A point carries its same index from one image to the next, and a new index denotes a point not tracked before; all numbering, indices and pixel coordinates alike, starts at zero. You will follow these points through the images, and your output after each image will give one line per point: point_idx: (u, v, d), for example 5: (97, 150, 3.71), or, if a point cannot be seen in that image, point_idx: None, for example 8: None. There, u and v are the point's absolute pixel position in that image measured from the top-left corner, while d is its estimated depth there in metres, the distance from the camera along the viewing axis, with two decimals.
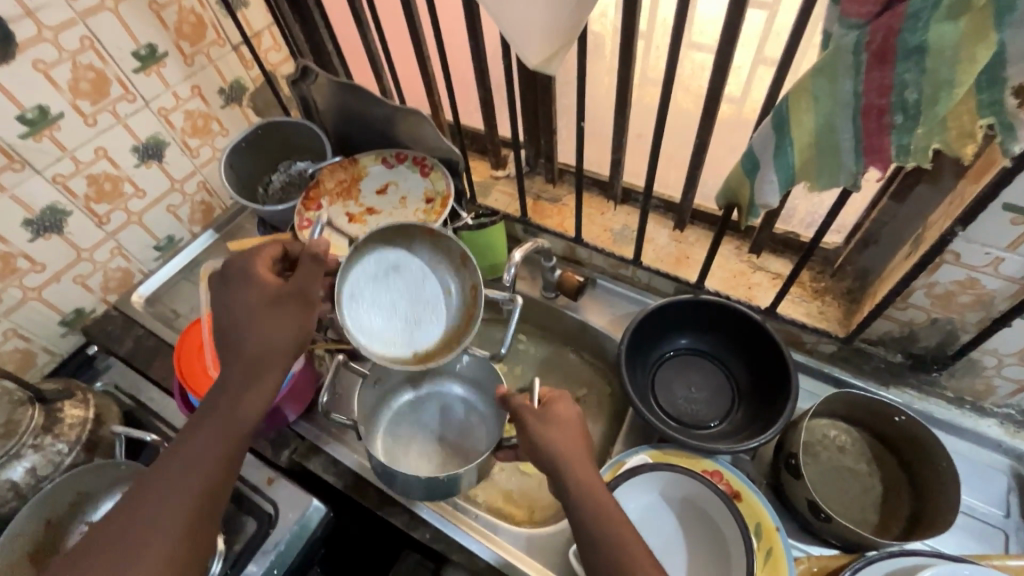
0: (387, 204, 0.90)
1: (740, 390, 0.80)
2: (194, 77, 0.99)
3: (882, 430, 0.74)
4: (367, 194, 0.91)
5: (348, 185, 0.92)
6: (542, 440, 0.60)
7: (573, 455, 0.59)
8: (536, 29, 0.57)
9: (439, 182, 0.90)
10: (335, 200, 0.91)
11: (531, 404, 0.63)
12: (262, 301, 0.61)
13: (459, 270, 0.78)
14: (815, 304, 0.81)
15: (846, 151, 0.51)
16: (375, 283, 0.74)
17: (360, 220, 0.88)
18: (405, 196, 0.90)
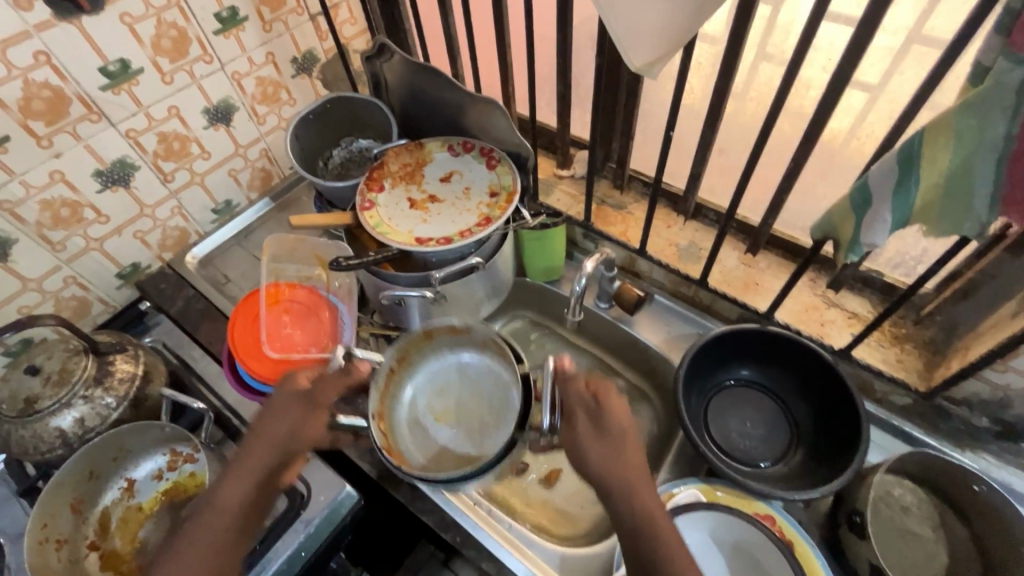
0: (450, 192, 0.87)
1: (800, 432, 0.76)
2: (270, 44, 0.98)
3: (955, 496, 0.68)
4: (430, 180, 0.89)
5: (412, 169, 0.90)
6: (591, 446, 0.59)
7: (621, 462, 0.58)
8: (645, 29, 0.53)
9: (506, 177, 0.87)
10: (398, 183, 0.88)
11: (584, 397, 0.62)
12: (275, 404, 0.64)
13: (497, 353, 0.80)
14: (893, 350, 0.76)
15: (980, 197, 0.46)
16: (432, 396, 0.82)
17: (422, 206, 0.85)
18: (469, 187, 0.87)
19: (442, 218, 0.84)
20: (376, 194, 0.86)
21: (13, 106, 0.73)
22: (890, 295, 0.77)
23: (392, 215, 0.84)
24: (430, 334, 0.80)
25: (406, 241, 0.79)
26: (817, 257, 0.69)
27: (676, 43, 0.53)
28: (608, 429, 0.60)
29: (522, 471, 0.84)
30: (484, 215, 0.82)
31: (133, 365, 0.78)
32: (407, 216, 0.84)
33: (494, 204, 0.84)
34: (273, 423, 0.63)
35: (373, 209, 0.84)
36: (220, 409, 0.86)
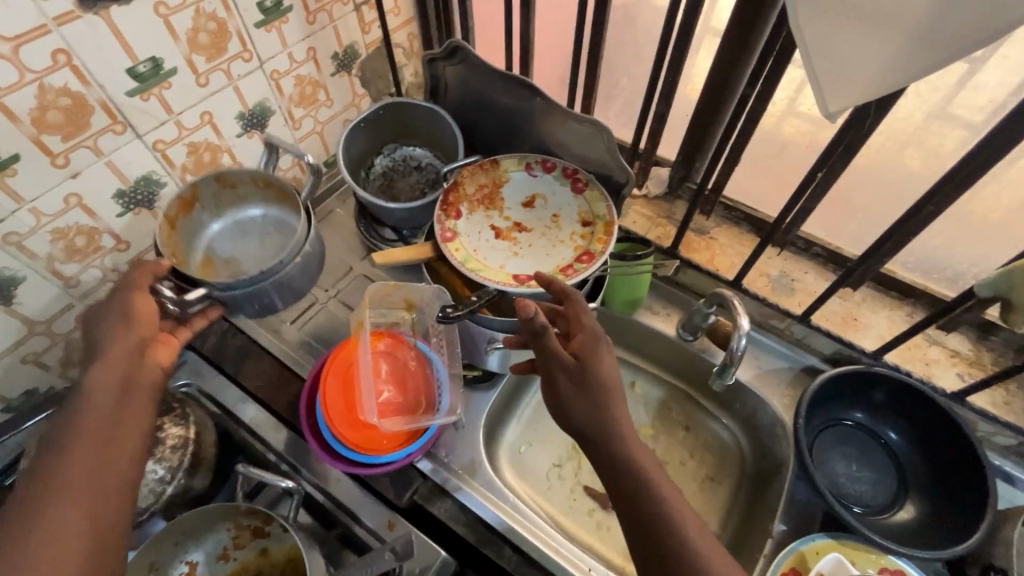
0: (535, 220, 0.79)
1: (907, 476, 0.74)
2: (313, 38, 0.85)
3: None
4: (511, 206, 0.80)
5: (491, 191, 0.81)
6: (572, 401, 0.57)
7: (612, 419, 0.55)
8: (852, 69, 0.46)
9: (599, 205, 0.78)
10: (476, 208, 0.79)
11: (563, 357, 0.57)
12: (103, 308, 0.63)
13: (229, 188, 0.82)
14: (999, 392, 0.75)
15: None
16: (214, 257, 0.82)
17: (508, 237, 0.77)
18: (556, 214, 0.79)
19: (534, 253, 0.76)
20: (454, 221, 0.77)
21: (26, 119, 0.59)
22: (993, 333, 0.77)
23: (477, 248, 0.75)
24: (173, 221, 0.77)
25: (503, 282, 0.71)
26: (971, 301, 0.66)
27: (882, 87, 0.46)
28: (590, 386, 0.56)
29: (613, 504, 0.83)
30: (581, 249, 0.75)
31: (185, 429, 0.71)
32: (494, 249, 0.76)
33: (591, 236, 0.76)
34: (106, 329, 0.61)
35: (456, 239, 0.75)
36: (276, 463, 0.74)
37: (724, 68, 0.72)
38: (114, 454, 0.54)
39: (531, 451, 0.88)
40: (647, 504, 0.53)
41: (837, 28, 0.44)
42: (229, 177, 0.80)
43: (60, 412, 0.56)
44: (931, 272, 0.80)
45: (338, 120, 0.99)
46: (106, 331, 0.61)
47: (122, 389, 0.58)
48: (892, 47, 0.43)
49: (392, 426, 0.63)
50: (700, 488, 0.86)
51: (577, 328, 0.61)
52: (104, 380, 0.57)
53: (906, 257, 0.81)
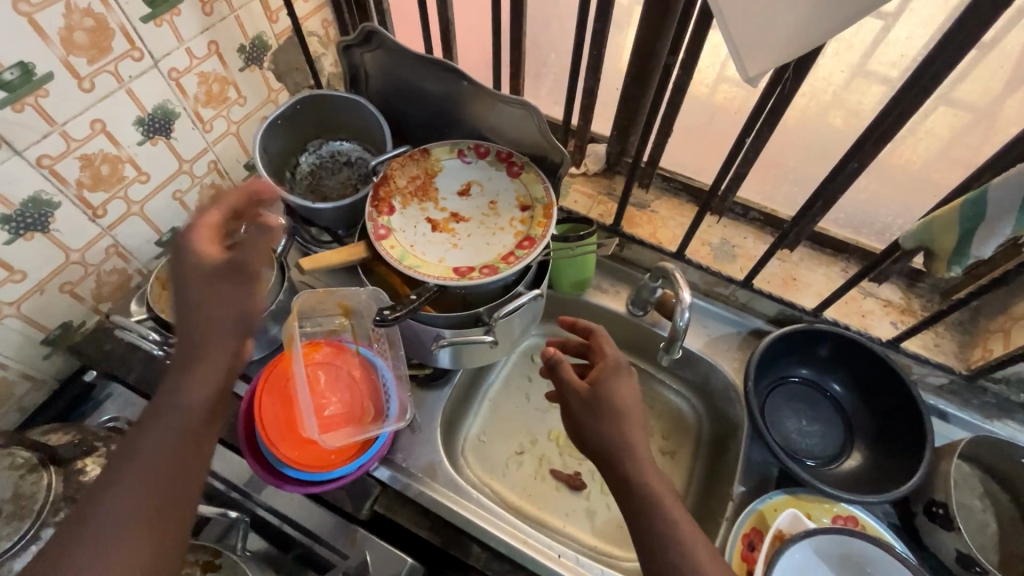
0: (473, 208, 0.76)
1: (853, 426, 0.77)
2: (213, 31, 0.78)
3: (999, 466, 0.73)
4: (447, 196, 0.77)
5: (424, 182, 0.77)
6: (590, 426, 0.61)
7: (624, 442, 0.59)
8: (768, 33, 0.45)
9: (536, 186, 0.75)
10: (410, 201, 0.75)
11: (580, 388, 0.62)
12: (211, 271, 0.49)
13: None
14: (929, 335, 0.79)
15: None
16: None
17: (446, 229, 0.74)
18: (494, 200, 0.76)
19: (474, 242, 0.73)
20: (388, 216, 0.73)
21: None
22: (918, 280, 0.81)
23: (415, 243, 0.72)
24: (163, 284, 0.76)
25: (444, 275, 0.69)
26: (895, 254, 0.69)
27: (798, 47, 0.45)
28: (601, 412, 0.60)
29: (581, 486, 0.83)
30: (522, 234, 0.72)
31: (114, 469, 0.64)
32: (432, 242, 0.73)
33: (532, 218, 0.73)
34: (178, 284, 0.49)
35: (390, 236, 0.71)
36: (223, 490, 0.70)
37: (647, 38, 0.70)
38: (190, 485, 0.46)
39: (491, 443, 0.87)
40: (648, 510, 0.56)
41: None
42: None
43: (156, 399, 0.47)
44: (860, 226, 0.82)
45: (254, 119, 0.92)
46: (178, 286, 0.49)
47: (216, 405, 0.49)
48: (804, 6, 0.43)
49: (344, 439, 0.60)
50: (661, 461, 0.86)
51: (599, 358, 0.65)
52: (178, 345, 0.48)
53: (837, 215, 0.83)
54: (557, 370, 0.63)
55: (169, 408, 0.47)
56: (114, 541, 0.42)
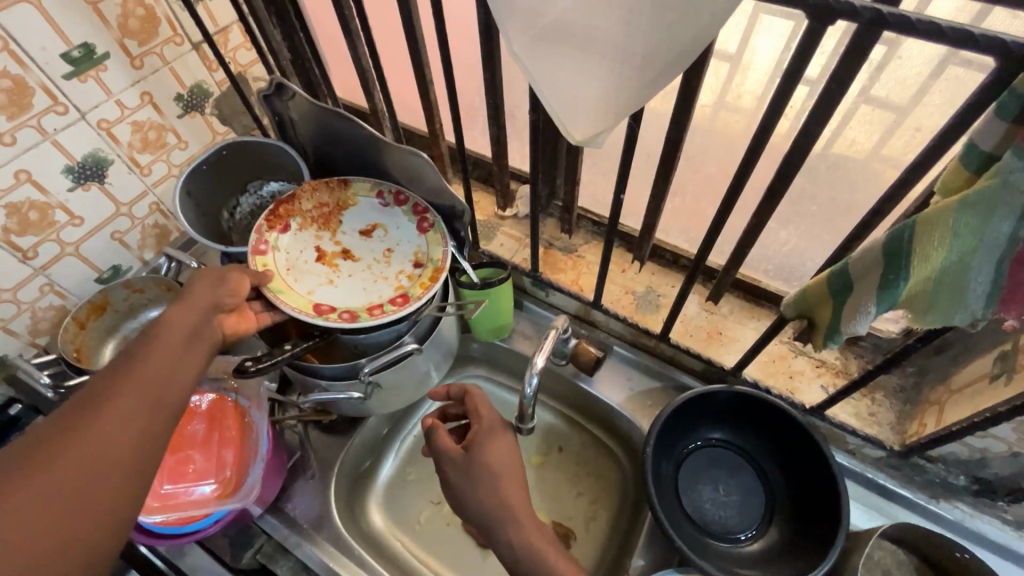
0: (370, 250, 0.76)
1: (776, 498, 0.71)
2: (144, 82, 0.82)
3: (937, 559, 0.64)
4: (348, 232, 0.77)
5: (328, 213, 0.78)
6: (467, 493, 0.56)
7: (502, 505, 0.55)
8: (579, 97, 0.43)
9: (436, 249, 0.74)
10: (307, 227, 0.76)
11: (455, 451, 0.58)
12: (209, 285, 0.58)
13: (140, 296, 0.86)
14: (864, 402, 0.72)
15: (975, 294, 0.40)
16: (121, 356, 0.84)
17: (331, 262, 0.74)
18: (391, 248, 0.76)
19: (352, 283, 0.73)
20: (278, 234, 0.74)
21: None
22: (857, 339, 0.73)
23: (293, 268, 0.73)
24: (81, 324, 0.82)
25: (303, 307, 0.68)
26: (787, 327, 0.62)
27: (612, 110, 0.42)
28: (477, 476, 0.56)
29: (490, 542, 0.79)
30: (403, 288, 0.72)
31: None
32: (312, 272, 0.73)
33: (420, 276, 0.72)
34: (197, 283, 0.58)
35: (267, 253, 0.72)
36: None
37: None
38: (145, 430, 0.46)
39: (406, 488, 0.84)
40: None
41: (547, 54, 0.41)
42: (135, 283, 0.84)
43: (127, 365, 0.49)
44: (791, 278, 0.76)
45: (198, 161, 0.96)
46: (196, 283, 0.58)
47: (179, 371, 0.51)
48: (605, 68, 0.40)
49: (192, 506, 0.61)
50: (580, 518, 0.82)
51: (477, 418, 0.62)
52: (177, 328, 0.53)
53: (766, 264, 0.78)
54: (432, 438, 0.59)
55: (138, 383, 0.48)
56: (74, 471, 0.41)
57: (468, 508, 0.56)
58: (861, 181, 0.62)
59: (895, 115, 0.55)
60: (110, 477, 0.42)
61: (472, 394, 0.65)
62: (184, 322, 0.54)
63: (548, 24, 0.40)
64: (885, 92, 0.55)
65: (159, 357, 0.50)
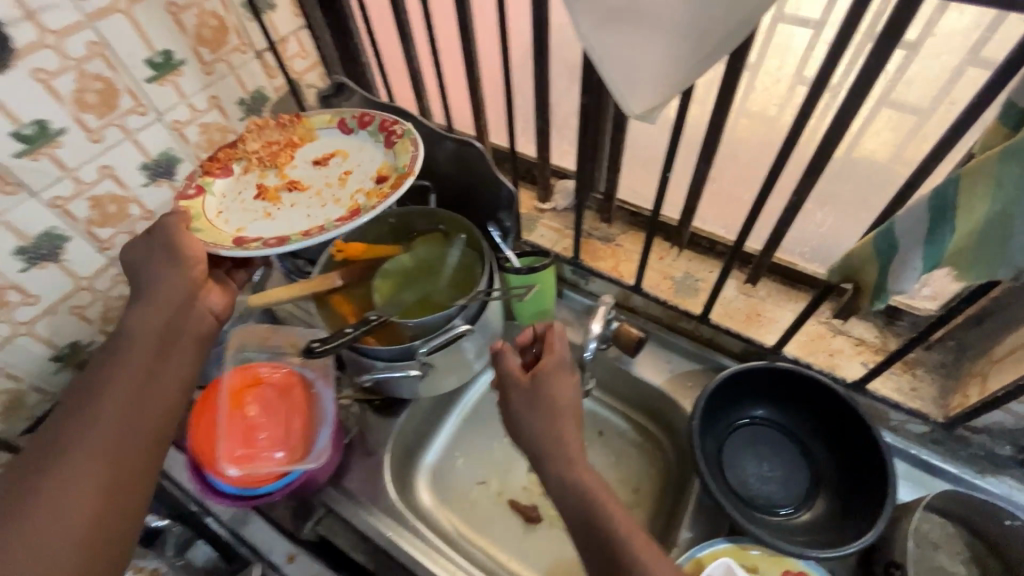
0: (323, 179, 0.77)
1: (821, 473, 0.72)
2: (213, 87, 0.89)
3: (986, 530, 0.65)
4: (297, 165, 0.79)
5: (278, 148, 0.80)
6: (525, 419, 0.59)
7: (557, 440, 0.57)
8: (640, 73, 0.47)
9: (402, 158, 0.74)
10: (251, 166, 0.78)
11: (521, 380, 0.61)
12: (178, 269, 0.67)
13: None
14: (906, 378, 0.73)
15: (1018, 246, 0.42)
16: None
17: (272, 198, 0.75)
18: (349, 171, 0.77)
19: (293, 214, 0.73)
20: (214, 179, 0.77)
21: None
22: (896, 318, 0.75)
23: (229, 211, 0.75)
24: None
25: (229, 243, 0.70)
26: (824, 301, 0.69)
27: (669, 85, 0.47)
28: (540, 404, 0.59)
29: (536, 521, 0.81)
30: (354, 208, 0.71)
31: None
32: (249, 211, 0.75)
33: (379, 192, 0.72)
34: (152, 270, 0.66)
35: (198, 196, 0.74)
36: (186, 503, 0.75)
37: None
38: (139, 420, 0.59)
39: (455, 469, 0.87)
40: (593, 525, 0.53)
41: (613, 34, 0.46)
42: None
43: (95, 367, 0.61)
44: (827, 260, 0.79)
45: None
46: (156, 272, 0.66)
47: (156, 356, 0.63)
48: (665, 47, 0.45)
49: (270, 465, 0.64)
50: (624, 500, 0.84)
51: (546, 351, 0.64)
52: (143, 333, 0.63)
53: (803, 248, 0.81)
54: (501, 364, 0.62)
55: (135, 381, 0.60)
56: (68, 462, 0.54)
57: (525, 432, 0.59)
58: (897, 160, 0.65)
59: (936, 91, 0.57)
60: (92, 483, 0.54)
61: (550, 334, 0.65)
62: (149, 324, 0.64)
63: (616, 6, 0.44)
64: (921, 73, 0.57)
65: (128, 368, 0.61)
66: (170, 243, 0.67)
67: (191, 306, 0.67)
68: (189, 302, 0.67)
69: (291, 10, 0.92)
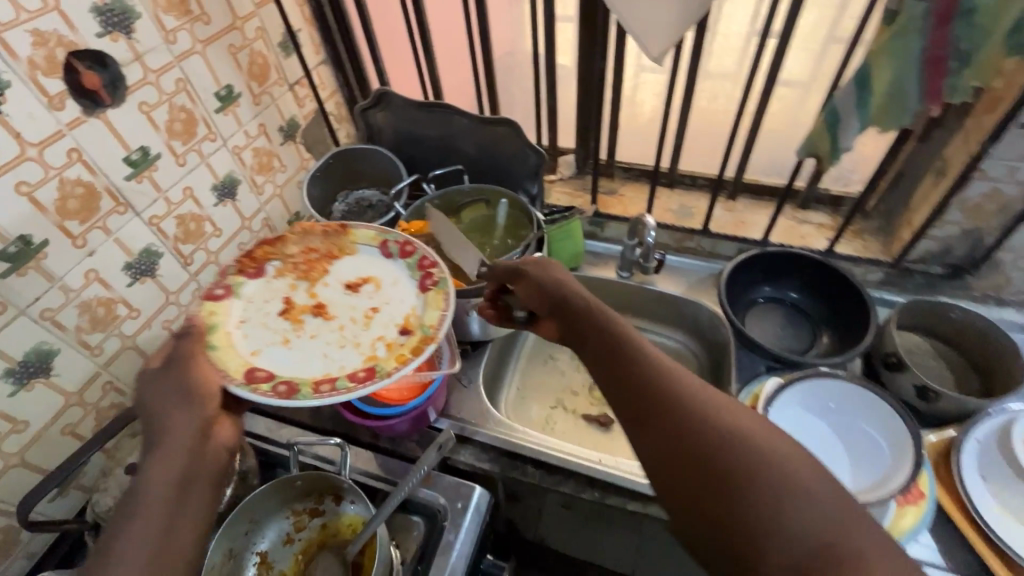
0: (349, 310, 0.72)
1: (818, 323, 0.94)
2: (261, 116, 1.02)
3: (941, 330, 0.89)
4: (332, 284, 0.74)
5: (316, 260, 0.76)
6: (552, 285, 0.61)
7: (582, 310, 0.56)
8: (653, 25, 0.69)
9: (432, 312, 0.68)
10: (286, 272, 0.74)
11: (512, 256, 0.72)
12: (183, 394, 0.53)
13: None
14: (858, 242, 0.98)
15: (912, 96, 0.67)
16: None
17: (295, 320, 0.70)
18: (378, 306, 0.72)
19: (311, 347, 0.67)
20: (242, 280, 0.72)
21: (51, 207, 0.71)
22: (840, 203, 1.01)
23: (250, 323, 0.68)
24: None
25: (234, 372, 0.61)
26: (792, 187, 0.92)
27: (675, 30, 0.69)
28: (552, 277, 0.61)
29: (609, 424, 0.98)
30: (371, 362, 0.65)
31: None
32: (270, 328, 0.68)
33: (400, 349, 0.65)
34: (160, 407, 0.51)
35: (225, 299, 0.69)
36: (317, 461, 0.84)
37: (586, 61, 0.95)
38: None
39: (527, 402, 1.03)
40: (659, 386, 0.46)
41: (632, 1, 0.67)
42: None
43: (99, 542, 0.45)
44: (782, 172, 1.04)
45: (293, 183, 1.15)
46: (163, 410, 0.51)
47: (177, 507, 0.47)
48: (670, 4, 0.66)
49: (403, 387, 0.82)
50: None
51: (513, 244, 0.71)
52: (152, 495, 0.46)
53: (762, 167, 1.06)
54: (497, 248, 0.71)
55: None
56: None
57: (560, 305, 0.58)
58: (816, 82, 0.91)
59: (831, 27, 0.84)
60: None
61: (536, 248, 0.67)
62: (162, 474, 0.47)
63: None
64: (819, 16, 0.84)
65: (142, 543, 0.44)
66: (184, 371, 0.55)
67: (204, 448, 0.50)
68: (199, 442, 0.50)
69: (316, 47, 1.08)
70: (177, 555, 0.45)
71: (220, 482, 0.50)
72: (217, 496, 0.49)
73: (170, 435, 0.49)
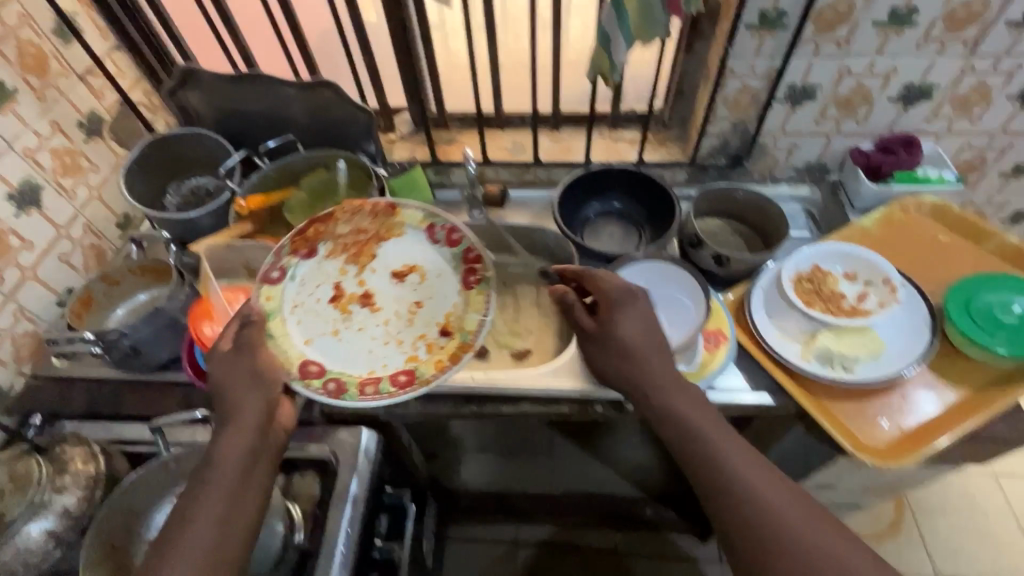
0: (393, 299, 0.87)
1: (641, 225, 1.09)
2: (50, 112, 0.93)
3: (733, 210, 1.07)
4: (379, 272, 0.89)
5: (364, 241, 0.89)
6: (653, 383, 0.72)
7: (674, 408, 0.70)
8: None
9: (471, 320, 0.83)
10: (333, 254, 0.88)
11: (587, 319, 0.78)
12: (251, 381, 0.71)
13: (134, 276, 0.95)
14: (663, 149, 1.14)
15: (657, 9, 0.79)
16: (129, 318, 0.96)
17: (344, 309, 0.85)
18: (418, 301, 0.87)
19: (358, 340, 0.83)
20: (296, 260, 0.87)
21: None
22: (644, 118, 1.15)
23: (304, 308, 0.85)
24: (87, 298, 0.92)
25: (293, 363, 0.80)
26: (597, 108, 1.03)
27: None
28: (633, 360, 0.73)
29: None
30: (412, 363, 0.82)
31: (86, 445, 0.77)
32: (323, 314, 0.85)
33: (442, 354, 0.82)
34: (237, 386, 0.70)
35: (279, 282, 0.85)
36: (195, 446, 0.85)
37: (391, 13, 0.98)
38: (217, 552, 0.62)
39: None
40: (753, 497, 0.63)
41: None
42: (110, 273, 0.93)
43: (195, 474, 0.66)
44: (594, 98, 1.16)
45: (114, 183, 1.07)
46: (236, 392, 0.70)
47: (245, 464, 0.67)
48: None
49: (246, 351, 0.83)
50: None
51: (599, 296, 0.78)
52: (229, 457, 0.66)
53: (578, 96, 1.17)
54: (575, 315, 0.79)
55: (211, 502, 0.63)
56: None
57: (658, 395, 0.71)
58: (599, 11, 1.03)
59: None
60: None
61: (614, 327, 0.74)
62: (235, 446, 0.67)
63: None
64: None
65: (219, 491, 0.64)
66: (253, 361, 0.72)
67: (268, 426, 0.70)
68: (266, 423, 0.70)
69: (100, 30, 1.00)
70: (245, 507, 0.65)
71: (277, 454, 0.71)
72: (274, 465, 0.70)
73: (245, 413, 0.69)
